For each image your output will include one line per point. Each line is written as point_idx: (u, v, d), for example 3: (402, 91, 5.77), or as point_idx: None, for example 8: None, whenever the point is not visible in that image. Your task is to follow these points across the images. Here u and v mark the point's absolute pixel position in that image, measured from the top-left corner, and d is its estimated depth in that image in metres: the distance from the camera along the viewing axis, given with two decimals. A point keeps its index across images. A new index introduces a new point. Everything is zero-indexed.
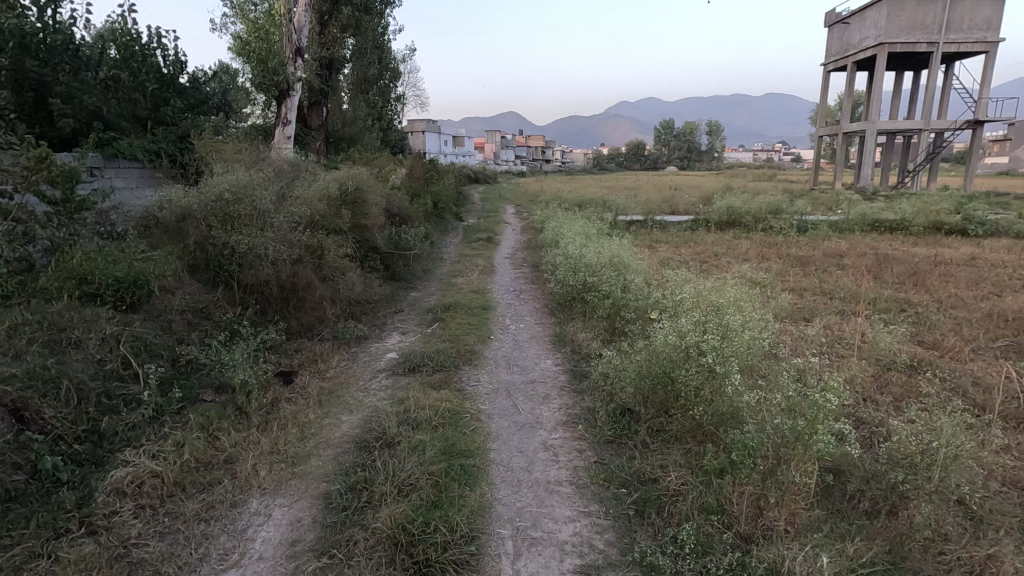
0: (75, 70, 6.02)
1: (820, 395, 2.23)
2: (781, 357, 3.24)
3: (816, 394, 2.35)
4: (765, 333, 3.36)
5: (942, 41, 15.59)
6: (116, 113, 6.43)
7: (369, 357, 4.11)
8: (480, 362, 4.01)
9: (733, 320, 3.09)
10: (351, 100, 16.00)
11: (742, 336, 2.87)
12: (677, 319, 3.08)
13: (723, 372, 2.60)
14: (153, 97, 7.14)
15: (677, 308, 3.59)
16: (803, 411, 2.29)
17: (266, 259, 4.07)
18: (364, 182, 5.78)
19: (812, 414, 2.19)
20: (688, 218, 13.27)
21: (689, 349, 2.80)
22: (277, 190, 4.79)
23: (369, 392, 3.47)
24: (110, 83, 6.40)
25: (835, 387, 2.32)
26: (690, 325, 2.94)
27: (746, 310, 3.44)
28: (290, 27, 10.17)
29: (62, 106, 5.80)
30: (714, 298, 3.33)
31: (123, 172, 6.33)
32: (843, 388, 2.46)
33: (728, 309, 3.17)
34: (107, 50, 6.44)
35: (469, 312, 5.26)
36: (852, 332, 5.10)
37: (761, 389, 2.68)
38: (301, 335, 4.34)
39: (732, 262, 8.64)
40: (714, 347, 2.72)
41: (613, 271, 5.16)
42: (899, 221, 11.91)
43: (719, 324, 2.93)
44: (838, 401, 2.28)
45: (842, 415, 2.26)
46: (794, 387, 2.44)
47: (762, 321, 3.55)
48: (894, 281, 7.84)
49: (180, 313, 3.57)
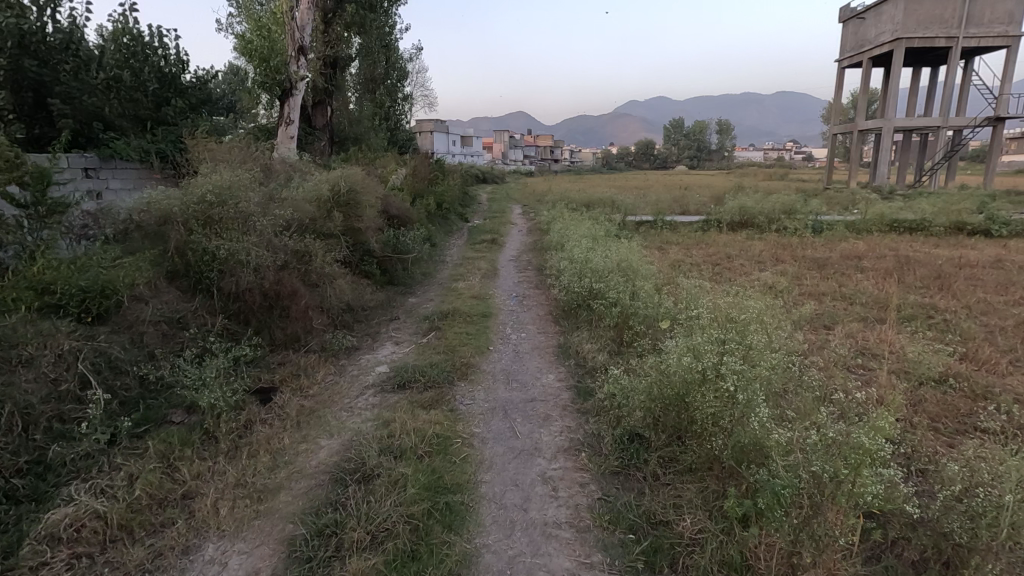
0: (74, 70, 5.90)
1: (864, 434, 1.91)
2: (806, 375, 2.93)
3: (856, 429, 2.04)
4: (788, 350, 3.05)
5: (962, 36, 15.10)
6: (118, 112, 6.25)
7: (358, 371, 3.82)
8: (476, 377, 3.71)
9: (755, 336, 2.78)
10: (357, 100, 15.77)
11: (766, 358, 2.57)
12: (692, 335, 2.79)
13: (746, 401, 2.29)
14: (156, 97, 6.89)
15: (690, 322, 3.27)
16: (842, 452, 1.97)
17: (248, 266, 3.81)
18: (360, 184, 5.50)
19: (855, 458, 1.86)
20: (699, 219, 12.91)
21: (705, 371, 2.49)
22: (265, 192, 4.52)
23: (354, 412, 3.18)
24: (111, 82, 6.24)
25: (881, 425, 2.01)
26: (708, 341, 2.64)
27: (768, 323, 3.13)
28: (293, 26, 9.92)
29: (61, 107, 5.72)
30: (733, 309, 3.01)
31: (121, 172, 6.15)
32: (889, 420, 2.14)
33: (749, 323, 2.86)
34: (105, 49, 6.28)
35: (468, 320, 4.97)
36: (878, 343, 4.77)
37: (789, 421, 2.36)
38: (287, 346, 4.07)
39: (745, 265, 8.29)
40: (736, 369, 2.40)
41: (620, 278, 4.85)
42: (918, 221, 11.48)
43: (741, 343, 2.63)
44: (885, 440, 1.96)
45: (892, 458, 1.94)
46: (832, 423, 2.11)
47: (785, 336, 3.23)
48: (918, 284, 7.46)
49: (152, 325, 3.31)
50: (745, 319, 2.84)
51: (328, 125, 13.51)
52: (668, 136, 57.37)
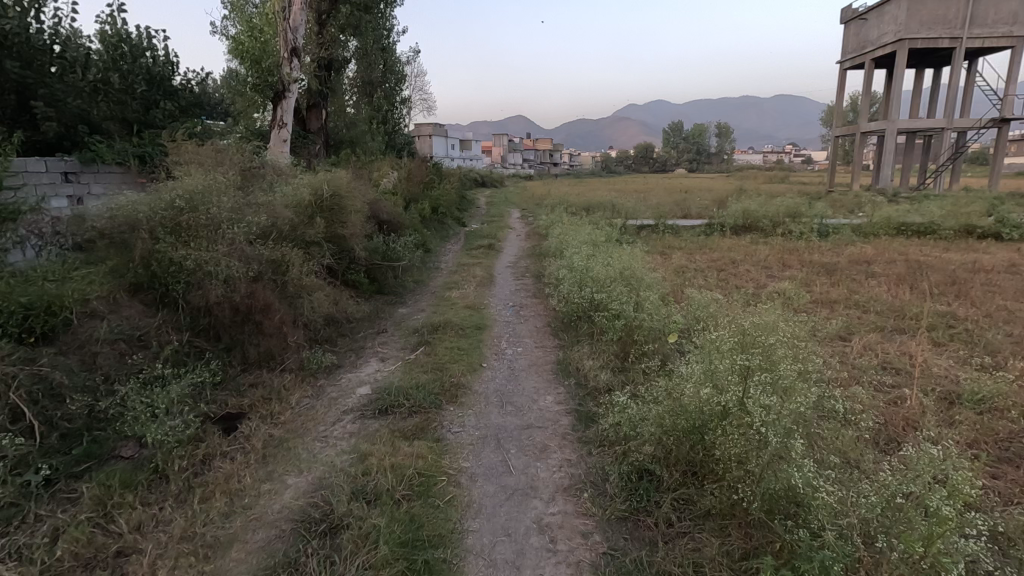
0: (59, 71, 5.58)
1: (934, 497, 1.58)
2: (839, 400, 2.61)
3: (922, 486, 1.70)
4: (817, 372, 2.72)
5: (965, 36, 14.83)
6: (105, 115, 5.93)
7: (337, 394, 3.47)
8: (467, 400, 3.36)
9: (783, 359, 2.45)
10: (353, 103, 15.56)
11: (798, 387, 2.23)
12: (712, 357, 2.45)
13: (778, 444, 1.95)
14: (142, 99, 6.55)
15: (705, 340, 2.92)
16: (903, 516, 1.64)
17: (217, 277, 3.47)
18: (347, 187, 5.16)
19: (927, 531, 1.52)
20: (701, 222, 12.60)
21: (729, 406, 2.16)
22: (240, 196, 4.18)
23: (329, 443, 2.84)
24: (99, 85, 5.93)
25: (953, 484, 1.67)
26: (731, 366, 2.31)
27: (794, 343, 2.81)
28: (285, 26, 9.60)
29: (45, 109, 5.35)
30: (755, 327, 2.68)
31: (103, 177, 5.78)
32: (957, 472, 1.81)
33: (775, 343, 2.53)
34: (91, 49, 5.97)
35: (461, 333, 4.63)
36: (900, 356, 4.43)
37: (829, 464, 2.04)
38: (262, 364, 3.72)
39: (751, 271, 7.96)
40: (765, 404, 2.07)
41: (623, 287, 4.52)
42: (926, 224, 11.15)
43: (769, 370, 2.30)
44: (960, 504, 1.62)
45: (969, 525, 1.61)
46: (888, 478, 1.77)
47: (812, 356, 2.89)
48: (933, 291, 7.14)
49: (106, 345, 2.98)
50: (771, 339, 2.51)
51: (323, 128, 13.21)
52: (667, 139, 57.12)
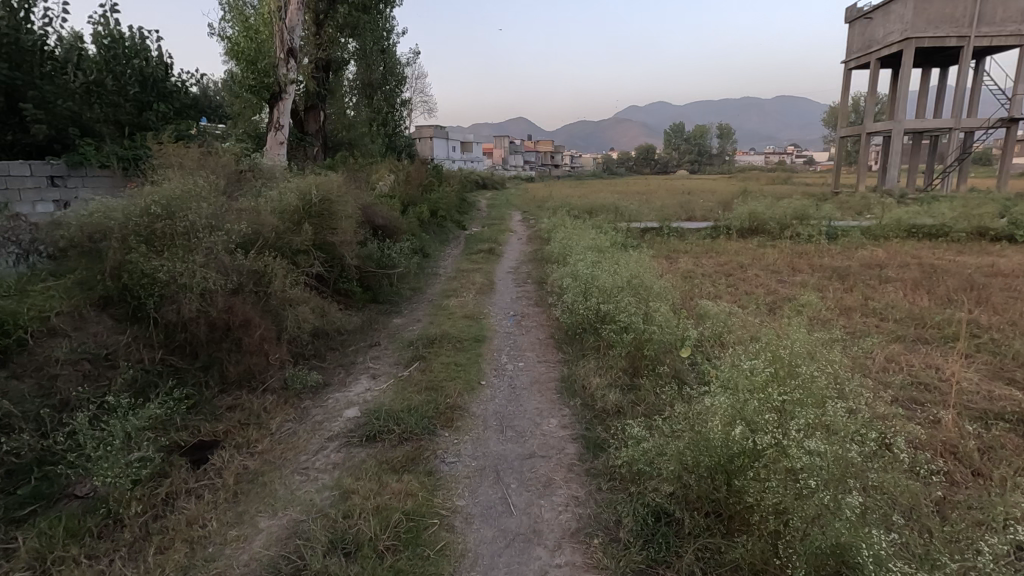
0: (49, 73, 5.37)
1: None
2: (883, 433, 2.31)
3: None
4: (860, 403, 2.42)
5: (973, 35, 14.55)
6: (96, 118, 5.71)
7: (323, 417, 3.19)
8: (463, 424, 3.07)
9: (822, 391, 2.16)
10: (353, 105, 15.05)
11: (845, 425, 1.95)
12: (741, 389, 2.17)
13: (829, 499, 1.65)
14: (136, 102, 6.21)
15: (729, 362, 2.63)
16: None
17: (192, 290, 3.19)
18: (338, 192, 4.88)
19: None
20: (707, 225, 12.31)
21: (768, 449, 1.85)
22: (221, 201, 3.90)
23: (310, 478, 2.56)
24: (92, 87, 5.71)
25: None
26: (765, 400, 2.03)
27: (831, 368, 2.52)
28: (282, 26, 9.28)
29: (33, 112, 5.14)
30: (789, 353, 2.39)
31: (93, 180, 5.54)
32: None
33: (814, 373, 2.25)
34: (82, 49, 5.75)
35: (458, 346, 4.35)
36: (926, 370, 4.14)
37: (888, 524, 1.74)
38: (242, 383, 3.43)
39: (761, 276, 7.67)
40: (811, 448, 1.78)
41: (632, 297, 4.23)
42: (937, 226, 10.86)
43: (807, 405, 2.03)
44: None
45: None
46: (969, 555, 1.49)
47: (848, 380, 2.59)
48: (951, 296, 6.84)
49: (67, 367, 2.72)
50: (809, 369, 2.22)
51: (321, 130, 12.97)
52: (669, 140, 56.84)
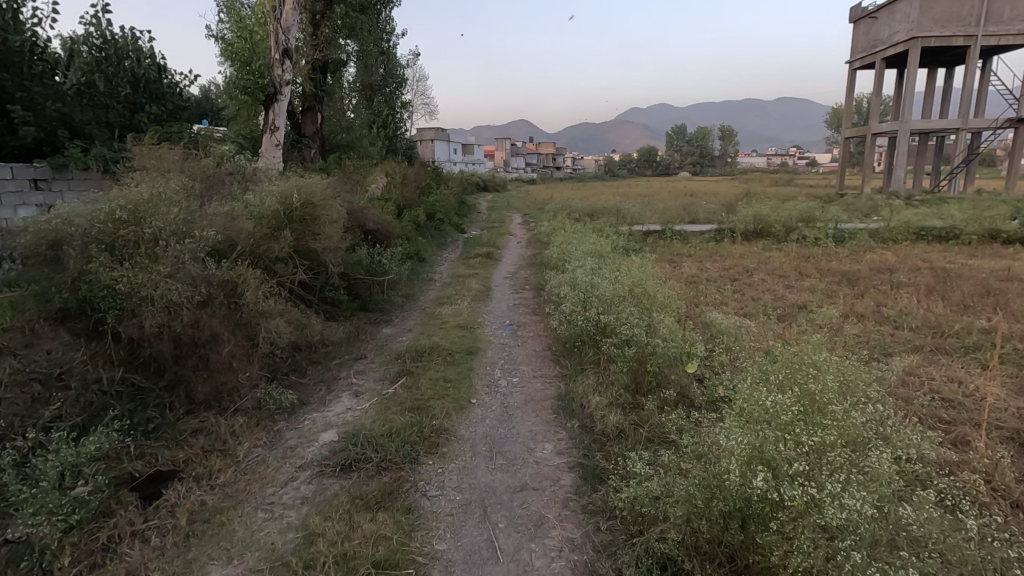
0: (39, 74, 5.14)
1: None
2: (923, 476, 2.02)
3: None
4: (899, 441, 2.13)
5: (980, 34, 14.23)
6: (87, 120, 5.46)
7: (296, 441, 2.92)
8: (450, 451, 2.80)
9: (856, 433, 1.88)
10: (354, 107, 14.72)
11: (889, 476, 1.66)
12: (762, 423, 1.90)
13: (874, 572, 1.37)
14: (125, 103, 5.87)
15: (744, 392, 2.35)
16: None
17: (155, 303, 2.92)
18: (323, 196, 4.62)
19: None
20: (710, 227, 12.03)
21: (798, 502, 1.55)
22: (195, 206, 3.64)
23: (275, 515, 2.29)
24: (83, 88, 5.48)
25: None
26: (792, 440, 1.75)
27: (863, 402, 2.24)
28: (277, 27, 8.93)
29: (21, 114, 4.88)
30: (818, 388, 2.10)
31: (81, 184, 5.23)
32: None
33: (847, 413, 1.97)
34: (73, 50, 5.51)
35: (449, 359, 4.09)
36: (950, 384, 3.84)
37: None
38: (211, 403, 3.15)
39: (767, 281, 7.39)
40: (850, 505, 1.49)
41: (632, 308, 3.95)
42: (947, 229, 10.56)
43: (844, 449, 1.74)
44: None
45: None
46: None
47: (878, 413, 2.31)
48: (966, 302, 6.55)
49: (13, 390, 2.47)
50: (842, 407, 1.95)
51: (319, 132, 12.74)
52: (671, 142, 56.55)
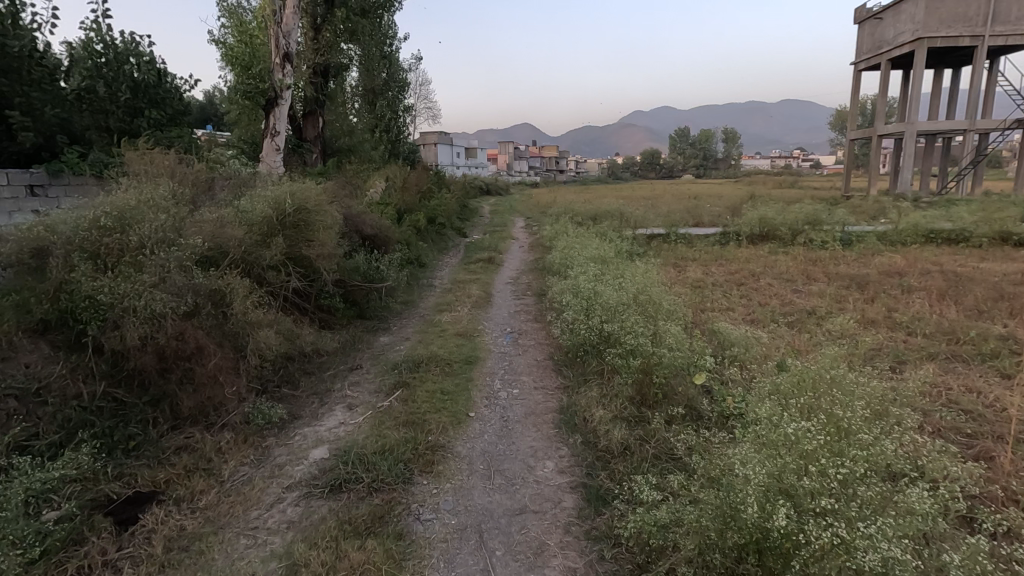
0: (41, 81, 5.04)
1: None
2: (958, 508, 1.86)
3: None
4: (931, 468, 1.97)
5: (987, 34, 14.03)
6: (87, 126, 5.35)
7: (284, 459, 2.79)
8: (446, 469, 2.66)
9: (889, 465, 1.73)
10: (357, 111, 14.61)
11: (927, 512, 1.51)
12: (784, 450, 1.75)
13: None
14: (125, 108, 5.75)
15: (761, 414, 2.20)
16: None
17: (138, 314, 2.79)
18: (318, 201, 4.49)
19: None
20: (715, 231, 11.85)
21: (826, 541, 1.41)
22: (183, 212, 3.52)
23: (260, 542, 2.15)
24: (83, 94, 5.41)
25: None
26: (817, 471, 1.61)
27: (887, 425, 2.09)
28: (278, 30, 8.77)
29: (22, 119, 4.70)
30: (844, 412, 1.96)
31: (76, 190, 5.07)
32: None
33: (879, 442, 1.82)
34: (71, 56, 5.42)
35: (447, 369, 3.95)
36: (969, 396, 3.67)
37: None
38: (198, 418, 3.02)
39: (774, 285, 7.23)
40: (887, 549, 1.34)
41: (638, 316, 3.80)
42: (957, 231, 10.37)
43: (874, 483, 1.59)
44: None
45: None
46: None
47: (904, 435, 2.15)
48: (980, 307, 6.38)
49: None
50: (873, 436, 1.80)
51: (320, 136, 12.63)
52: (674, 145, 56.36)
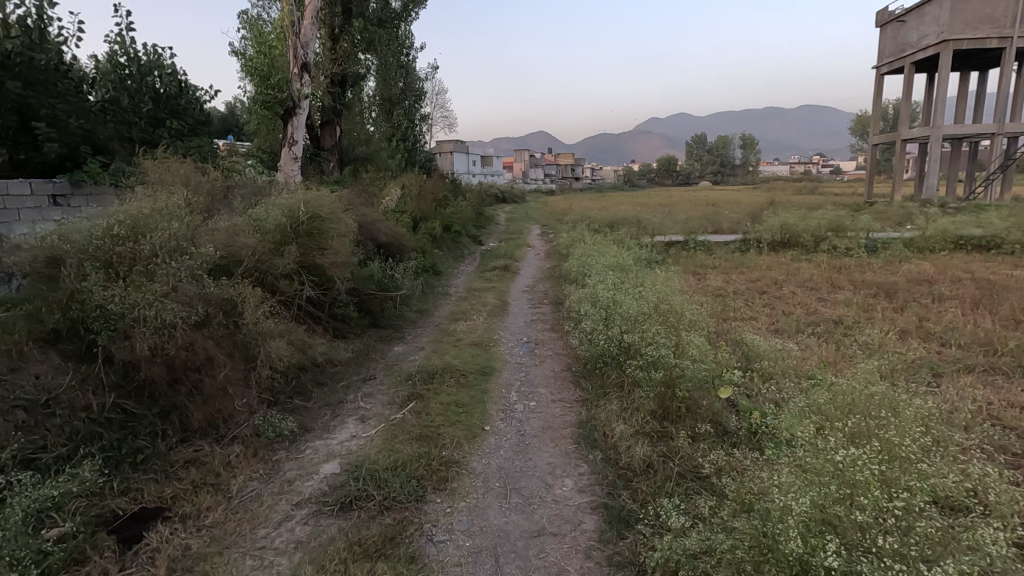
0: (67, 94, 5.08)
1: None
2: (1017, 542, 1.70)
3: None
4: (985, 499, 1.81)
5: (1016, 35, 13.62)
6: (109, 136, 5.38)
7: (293, 474, 2.70)
8: (460, 487, 2.55)
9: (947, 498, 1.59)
10: (374, 120, 14.69)
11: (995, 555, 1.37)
12: (830, 478, 1.62)
13: None
14: (147, 119, 5.81)
15: (798, 436, 2.05)
16: None
17: (147, 324, 2.73)
18: (331, 208, 4.43)
19: None
20: (735, 238, 11.62)
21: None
22: (197, 219, 3.48)
23: (266, 564, 2.06)
24: (107, 106, 5.47)
25: None
26: (868, 504, 1.48)
27: (936, 450, 1.93)
28: (297, 41, 8.82)
29: (49, 131, 4.72)
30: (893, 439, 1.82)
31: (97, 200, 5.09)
32: None
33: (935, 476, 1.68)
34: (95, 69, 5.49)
35: (462, 381, 3.85)
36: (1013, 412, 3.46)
37: None
38: (207, 430, 2.95)
39: (798, 294, 7.02)
40: None
41: (659, 326, 3.67)
42: (987, 238, 10.01)
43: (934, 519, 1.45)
44: None
45: None
46: None
47: (953, 460, 1.99)
48: (1016, 316, 6.10)
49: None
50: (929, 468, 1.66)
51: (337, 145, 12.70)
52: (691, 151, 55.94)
